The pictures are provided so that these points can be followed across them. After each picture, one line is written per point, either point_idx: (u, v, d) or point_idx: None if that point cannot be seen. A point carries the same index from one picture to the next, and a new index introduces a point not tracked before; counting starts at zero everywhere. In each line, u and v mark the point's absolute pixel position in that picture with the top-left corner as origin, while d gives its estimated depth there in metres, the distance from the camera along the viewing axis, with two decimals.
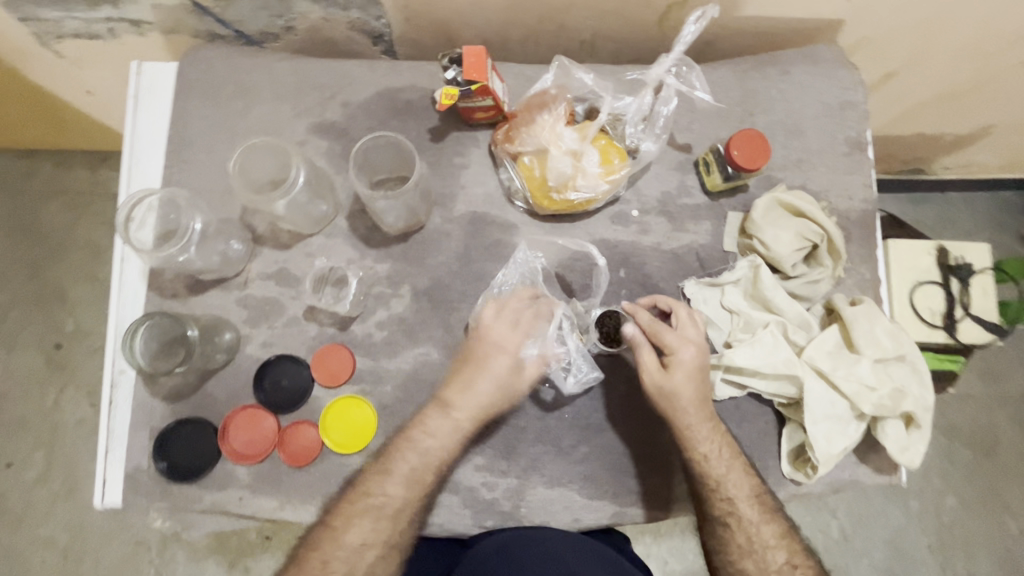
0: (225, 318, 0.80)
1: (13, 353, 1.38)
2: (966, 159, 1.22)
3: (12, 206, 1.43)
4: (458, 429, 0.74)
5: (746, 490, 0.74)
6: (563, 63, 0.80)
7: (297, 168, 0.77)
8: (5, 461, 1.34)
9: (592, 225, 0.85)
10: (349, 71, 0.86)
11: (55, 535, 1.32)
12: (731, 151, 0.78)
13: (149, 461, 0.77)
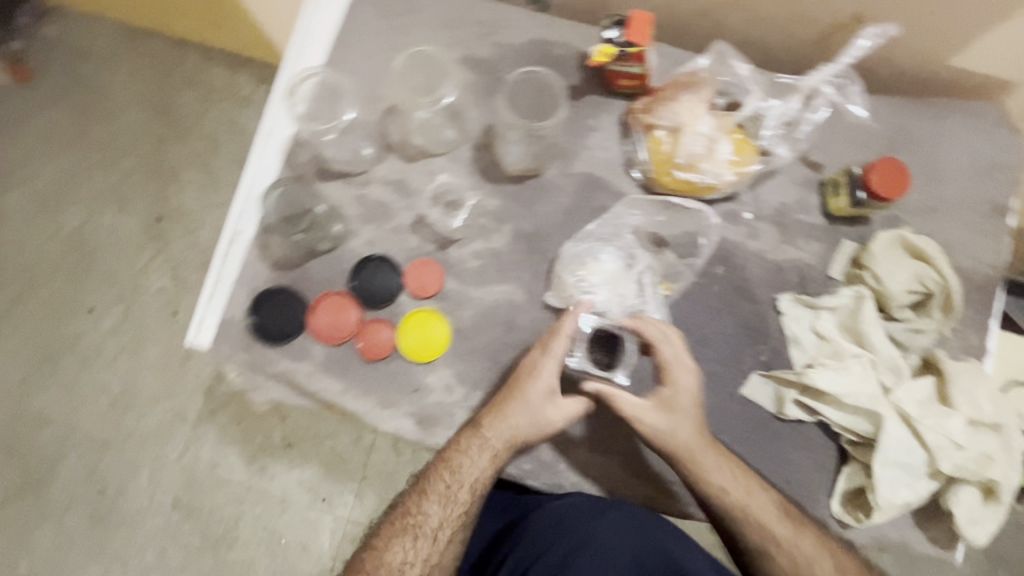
0: (340, 209, 0.85)
1: (117, 212, 1.47)
2: None
3: (153, 80, 1.53)
4: (493, 453, 0.73)
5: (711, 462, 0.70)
6: (721, 51, 0.81)
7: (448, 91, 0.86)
8: (85, 307, 1.45)
9: (704, 217, 0.84)
10: (510, 15, 0.89)
11: (106, 386, 1.41)
12: (871, 177, 0.76)
13: (243, 316, 0.84)
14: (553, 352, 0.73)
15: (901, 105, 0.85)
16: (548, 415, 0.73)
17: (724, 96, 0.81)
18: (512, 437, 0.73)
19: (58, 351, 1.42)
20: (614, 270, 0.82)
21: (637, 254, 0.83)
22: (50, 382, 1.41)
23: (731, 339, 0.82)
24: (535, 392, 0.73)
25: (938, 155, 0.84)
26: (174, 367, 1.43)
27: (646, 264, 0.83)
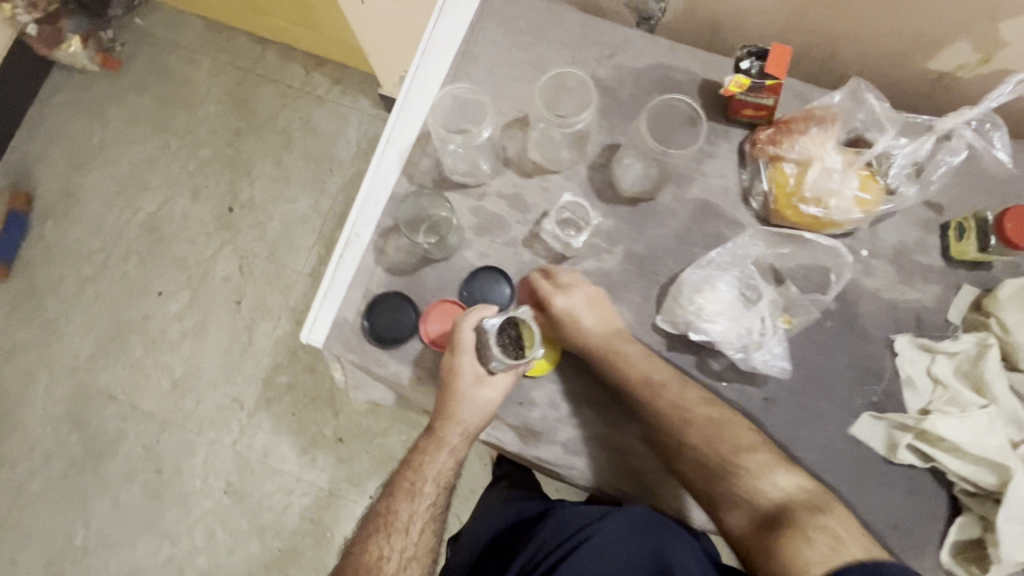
0: (457, 218, 0.87)
1: (197, 202, 1.57)
2: None
3: (238, 77, 1.62)
4: (447, 447, 0.80)
5: (678, 397, 0.77)
6: (857, 86, 0.80)
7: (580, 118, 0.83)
8: (158, 289, 1.52)
9: (827, 251, 0.83)
10: (631, 39, 0.91)
11: (175, 366, 1.49)
12: (1005, 223, 0.74)
13: (355, 317, 0.86)
14: (467, 347, 0.79)
15: None
16: (484, 401, 0.79)
17: (849, 133, 0.81)
18: (464, 427, 0.80)
19: (131, 329, 1.52)
20: (731, 301, 0.81)
21: (760, 287, 0.82)
22: (122, 358, 1.50)
23: (843, 377, 0.81)
24: (465, 385, 0.79)
25: None
26: (237, 355, 1.49)
27: (769, 297, 0.81)
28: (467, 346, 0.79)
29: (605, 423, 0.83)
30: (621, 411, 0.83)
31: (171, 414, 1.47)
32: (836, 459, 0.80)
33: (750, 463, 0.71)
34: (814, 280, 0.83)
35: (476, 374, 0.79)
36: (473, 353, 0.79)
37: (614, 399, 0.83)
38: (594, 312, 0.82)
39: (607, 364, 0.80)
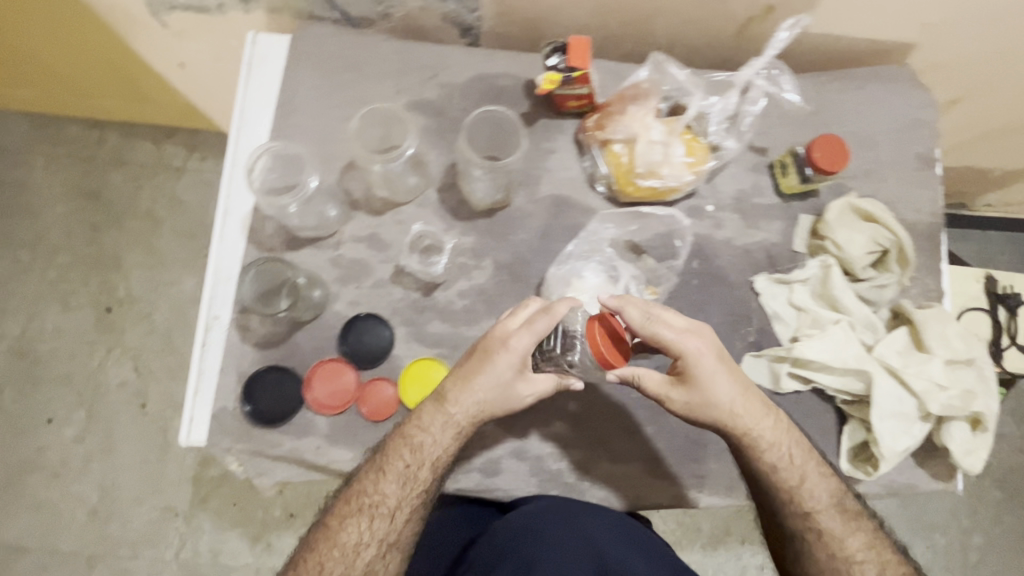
0: (318, 275, 0.84)
1: (67, 314, 1.54)
2: (993, 161, 1.41)
3: (82, 172, 1.60)
4: (454, 427, 0.75)
5: (824, 497, 0.76)
6: (657, 60, 0.84)
7: (410, 142, 0.78)
8: (48, 417, 1.48)
9: (674, 219, 0.87)
10: (448, 54, 0.91)
11: (89, 493, 1.45)
12: (813, 153, 0.81)
13: (235, 404, 0.81)
14: (534, 331, 0.72)
15: (829, 80, 0.94)
16: (517, 393, 0.75)
17: (665, 103, 0.85)
18: (478, 410, 0.75)
19: (32, 467, 1.47)
20: (598, 284, 0.84)
21: (620, 267, 0.86)
22: (27, 501, 1.45)
23: (721, 328, 0.86)
24: (505, 367, 0.73)
25: (863, 122, 0.93)
26: (157, 462, 1.47)
27: (630, 274, 0.85)
28: (533, 326, 0.72)
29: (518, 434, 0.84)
30: (528, 420, 0.85)
31: (94, 549, 1.43)
32: None
33: (812, 478, 0.76)
34: (672, 246, 0.87)
35: (520, 356, 0.73)
36: (534, 336, 0.72)
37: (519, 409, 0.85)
38: (721, 372, 0.73)
39: (763, 455, 0.75)
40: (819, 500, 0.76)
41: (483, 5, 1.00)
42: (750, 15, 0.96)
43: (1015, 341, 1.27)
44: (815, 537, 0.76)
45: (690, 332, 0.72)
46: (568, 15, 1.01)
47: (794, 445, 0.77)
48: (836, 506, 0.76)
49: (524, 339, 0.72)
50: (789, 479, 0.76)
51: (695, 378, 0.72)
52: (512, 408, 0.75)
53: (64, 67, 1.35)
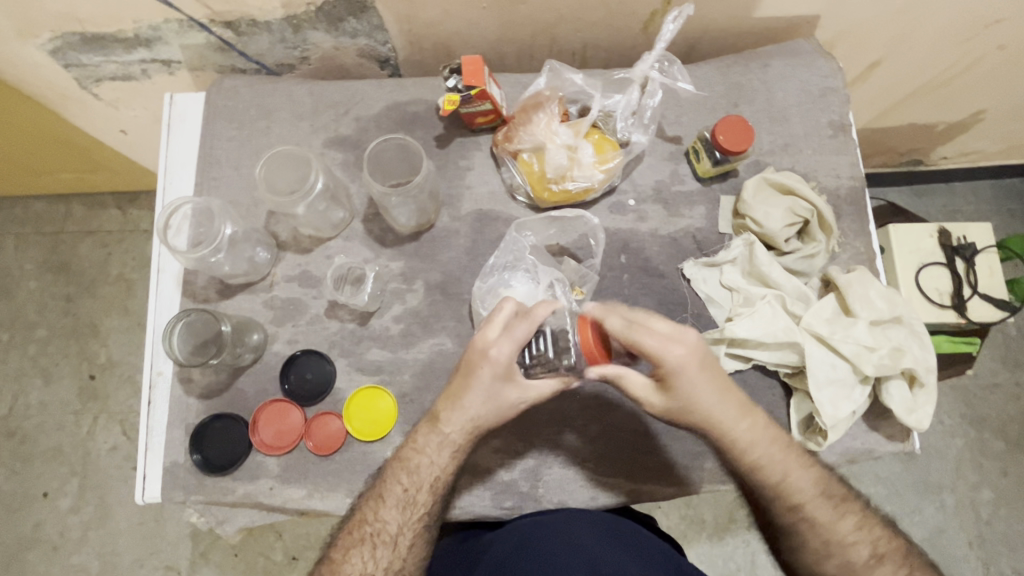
0: (254, 319, 0.86)
1: (51, 386, 1.56)
2: (929, 117, 1.43)
3: (49, 246, 1.64)
4: (449, 447, 0.75)
5: (810, 487, 0.75)
6: (553, 67, 0.86)
7: (315, 176, 0.80)
8: (42, 491, 1.50)
9: (586, 220, 0.88)
10: (359, 88, 0.93)
11: (90, 562, 1.46)
12: (718, 137, 0.83)
13: (184, 456, 0.82)
14: (514, 337, 0.71)
15: (734, 63, 0.96)
16: (505, 398, 0.74)
17: (572, 107, 0.88)
18: (471, 427, 0.75)
19: (32, 543, 1.48)
20: (526, 292, 0.83)
21: (542, 270, 0.85)
22: None
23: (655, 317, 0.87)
24: (489, 378, 0.73)
25: (773, 98, 0.95)
26: (153, 523, 1.47)
27: (555, 278, 0.84)
28: (512, 334, 0.72)
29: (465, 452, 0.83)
30: None
31: None
32: None
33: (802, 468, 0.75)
34: (594, 243, 0.88)
35: (505, 365, 0.73)
36: (518, 344, 0.71)
37: None
38: (701, 377, 0.71)
39: (745, 458, 0.75)
40: (805, 492, 0.74)
41: (394, 36, 1.03)
42: (651, 11, 0.99)
43: (977, 290, 1.27)
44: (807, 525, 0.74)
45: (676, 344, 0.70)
46: (475, 34, 1.04)
47: (771, 441, 0.75)
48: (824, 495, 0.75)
49: (506, 350, 0.72)
50: (776, 475, 0.74)
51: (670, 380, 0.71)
52: (506, 416, 0.75)
53: (18, 152, 1.39)
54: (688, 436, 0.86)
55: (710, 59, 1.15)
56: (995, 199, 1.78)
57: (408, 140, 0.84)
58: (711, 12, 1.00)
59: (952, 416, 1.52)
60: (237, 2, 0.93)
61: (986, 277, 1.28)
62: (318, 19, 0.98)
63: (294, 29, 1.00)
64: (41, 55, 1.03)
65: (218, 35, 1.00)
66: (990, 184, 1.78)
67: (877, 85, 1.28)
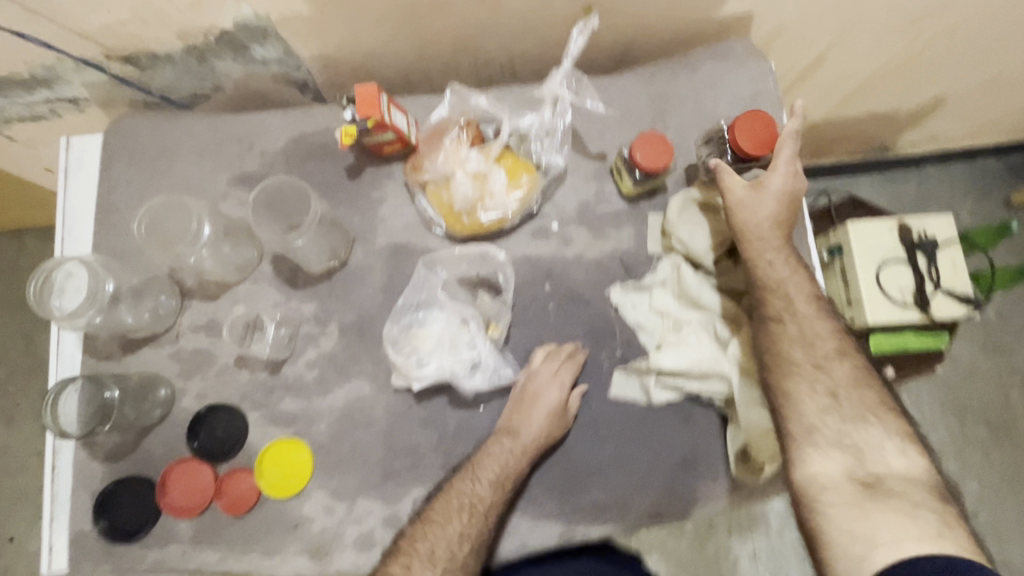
0: (159, 373, 0.82)
1: (12, 429, 1.52)
2: (886, 105, 1.37)
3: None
4: (535, 446, 0.76)
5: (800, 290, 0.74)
6: (456, 89, 0.82)
7: (201, 221, 0.77)
8: (9, 536, 1.46)
9: (494, 255, 0.84)
10: (263, 121, 0.88)
11: None
12: (635, 156, 0.78)
13: (92, 523, 0.78)
14: (555, 365, 0.79)
15: (660, 70, 0.91)
16: (559, 422, 0.78)
17: (487, 128, 0.84)
18: (542, 443, 0.76)
19: None
20: (444, 333, 0.80)
21: (461, 307, 0.82)
22: None
23: (583, 348, 0.82)
24: (550, 399, 0.77)
25: (702, 106, 0.89)
26: None
27: (472, 314, 0.81)
28: (555, 363, 0.79)
29: (386, 504, 0.78)
30: (397, 482, 0.79)
31: None
32: (607, 425, 0.81)
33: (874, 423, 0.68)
34: (501, 270, 0.84)
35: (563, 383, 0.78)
36: (566, 365, 0.80)
37: (385, 474, 0.79)
38: (772, 214, 0.75)
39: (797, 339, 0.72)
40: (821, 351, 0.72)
41: (306, 60, 0.98)
42: (573, 18, 0.94)
43: (940, 286, 1.21)
44: (791, 346, 0.71)
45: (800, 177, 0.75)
46: (392, 53, 0.99)
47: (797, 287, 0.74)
48: (824, 321, 0.72)
49: (556, 371, 0.79)
50: (811, 359, 0.71)
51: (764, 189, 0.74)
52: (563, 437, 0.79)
53: None
54: (622, 474, 0.79)
55: (647, 62, 1.09)
56: (970, 181, 1.71)
57: (298, 181, 0.81)
58: (637, 14, 0.95)
59: (933, 408, 1.47)
60: (130, 37, 0.88)
61: (950, 271, 1.23)
62: (221, 48, 0.93)
63: (198, 60, 0.95)
64: None
65: (119, 72, 0.95)
66: (964, 166, 1.72)
67: (827, 79, 1.23)
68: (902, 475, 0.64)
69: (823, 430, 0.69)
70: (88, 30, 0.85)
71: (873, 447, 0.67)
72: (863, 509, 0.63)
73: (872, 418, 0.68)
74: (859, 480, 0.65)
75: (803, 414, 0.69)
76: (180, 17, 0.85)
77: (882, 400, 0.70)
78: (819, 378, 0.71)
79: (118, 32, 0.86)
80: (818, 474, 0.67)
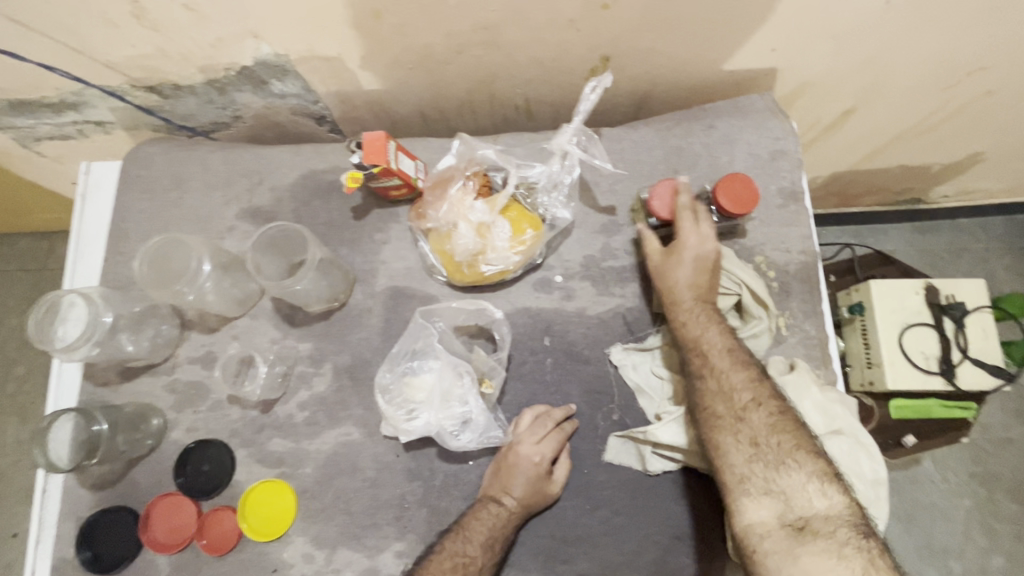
0: (153, 404, 0.82)
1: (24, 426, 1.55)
2: (916, 160, 1.32)
3: (26, 286, 1.63)
4: (520, 511, 0.74)
5: (719, 343, 0.73)
6: (464, 138, 0.82)
7: (200, 258, 0.80)
8: (12, 532, 1.48)
9: (488, 312, 0.81)
10: (275, 156, 0.89)
11: None
12: (652, 203, 0.78)
13: (74, 552, 0.77)
14: (542, 433, 0.76)
15: (675, 124, 0.89)
16: (543, 489, 0.75)
17: (494, 175, 0.84)
18: (526, 508, 0.74)
19: None
20: (436, 385, 0.77)
21: (455, 360, 0.79)
22: None
23: (579, 407, 0.80)
24: (534, 465, 0.75)
25: (717, 163, 0.87)
26: None
27: (467, 368, 0.79)
28: (541, 430, 0.77)
29: (366, 556, 0.76)
30: (379, 534, 0.77)
31: None
32: (600, 492, 0.77)
33: (802, 466, 0.63)
34: (499, 323, 0.81)
35: (548, 452, 0.76)
36: (552, 432, 0.77)
37: (368, 524, 0.77)
38: (691, 271, 0.75)
39: (716, 399, 0.70)
40: (738, 403, 0.69)
41: (324, 96, 0.99)
42: (590, 67, 0.94)
43: (967, 354, 1.14)
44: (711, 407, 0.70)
45: (712, 236, 0.76)
46: (409, 94, 0.99)
47: (727, 347, 0.72)
48: (750, 381, 0.70)
49: (542, 436, 0.76)
50: (727, 416, 0.68)
51: (677, 252, 0.76)
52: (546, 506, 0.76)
53: None
54: (612, 545, 0.75)
55: (667, 110, 1.07)
56: (1006, 237, 1.64)
57: (296, 227, 0.81)
58: (658, 64, 0.94)
59: (957, 476, 1.38)
60: (153, 69, 0.90)
61: (979, 339, 1.16)
62: (241, 81, 0.94)
63: (219, 92, 0.97)
64: None
65: (144, 100, 0.98)
66: (1001, 222, 1.64)
67: (852, 133, 1.20)
68: (828, 518, 0.60)
69: (752, 479, 0.65)
70: (113, 63, 0.88)
71: (797, 491, 0.62)
72: (788, 550, 0.60)
73: (794, 460, 0.64)
74: (789, 526, 0.61)
75: (729, 464, 0.66)
76: (201, 53, 0.87)
77: (805, 439, 0.65)
78: (740, 426, 0.67)
79: (142, 65, 0.89)
80: (748, 524, 0.63)
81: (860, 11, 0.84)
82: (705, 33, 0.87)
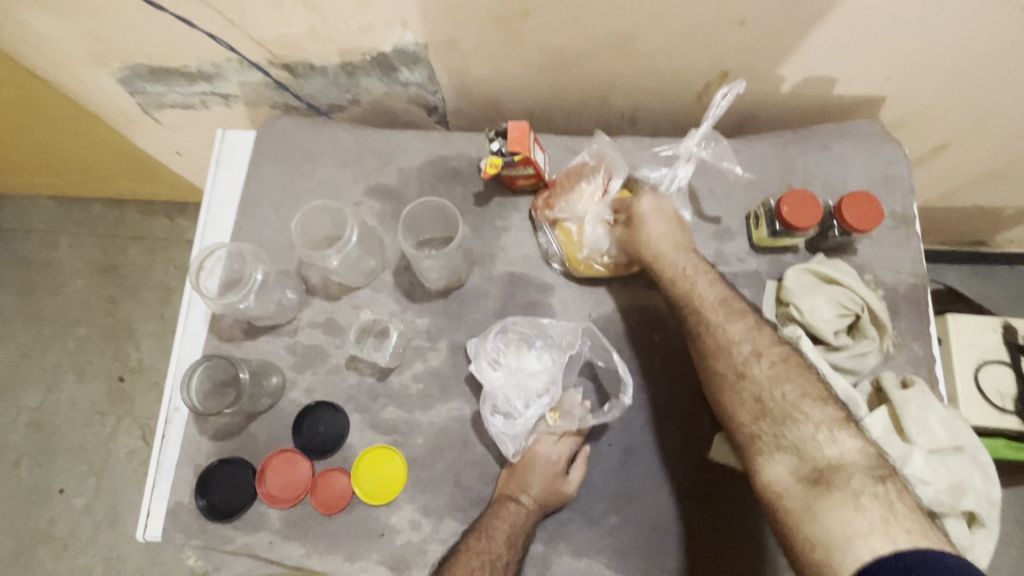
0: (274, 363, 0.85)
1: (82, 384, 1.58)
2: (998, 202, 1.33)
3: (98, 248, 1.67)
4: (541, 499, 0.76)
5: (711, 296, 0.77)
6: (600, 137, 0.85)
7: (353, 229, 0.82)
8: (60, 486, 1.50)
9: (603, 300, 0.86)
10: (403, 139, 0.93)
11: (93, 563, 1.45)
12: (781, 207, 0.80)
13: (191, 498, 0.81)
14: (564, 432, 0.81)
15: (790, 141, 0.92)
16: (558, 481, 0.78)
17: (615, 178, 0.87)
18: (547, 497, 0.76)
19: (42, 538, 1.48)
20: (517, 389, 0.82)
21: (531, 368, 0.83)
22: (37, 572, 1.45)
23: (687, 404, 0.82)
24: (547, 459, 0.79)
25: (830, 182, 0.90)
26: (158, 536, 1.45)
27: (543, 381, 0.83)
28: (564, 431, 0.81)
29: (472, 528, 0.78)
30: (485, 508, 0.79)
31: None
32: (702, 489, 0.79)
33: (810, 414, 0.65)
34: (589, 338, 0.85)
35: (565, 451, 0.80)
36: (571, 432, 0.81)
37: (474, 497, 0.79)
38: (660, 225, 0.83)
39: (715, 359, 0.74)
40: (737, 359, 0.72)
41: (445, 88, 1.03)
42: (706, 81, 0.98)
43: None
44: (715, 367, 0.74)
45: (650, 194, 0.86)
46: (526, 92, 1.03)
47: (720, 301, 0.77)
48: (743, 332, 0.74)
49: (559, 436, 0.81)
50: (728, 375, 0.73)
51: (639, 218, 0.84)
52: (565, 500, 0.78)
53: (79, 159, 1.44)
54: (714, 541, 0.77)
55: (767, 130, 1.10)
56: None
57: (449, 206, 0.84)
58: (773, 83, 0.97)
59: None
60: (297, 48, 0.95)
61: None
62: (373, 67, 0.99)
63: (348, 75, 1.01)
64: (110, 81, 1.08)
65: (276, 77, 1.03)
66: None
67: (942, 169, 1.21)
68: (840, 461, 0.61)
69: (763, 437, 0.68)
70: (262, 38, 0.93)
71: (808, 441, 0.64)
72: (808, 501, 0.60)
73: (801, 412, 0.66)
74: (804, 479, 0.62)
75: (740, 425, 0.70)
76: (346, 37, 0.92)
77: (810, 385, 0.68)
78: (744, 384, 0.71)
79: (288, 44, 0.94)
80: (768, 482, 0.65)
81: (983, 49, 0.87)
82: (828, 56, 0.90)
